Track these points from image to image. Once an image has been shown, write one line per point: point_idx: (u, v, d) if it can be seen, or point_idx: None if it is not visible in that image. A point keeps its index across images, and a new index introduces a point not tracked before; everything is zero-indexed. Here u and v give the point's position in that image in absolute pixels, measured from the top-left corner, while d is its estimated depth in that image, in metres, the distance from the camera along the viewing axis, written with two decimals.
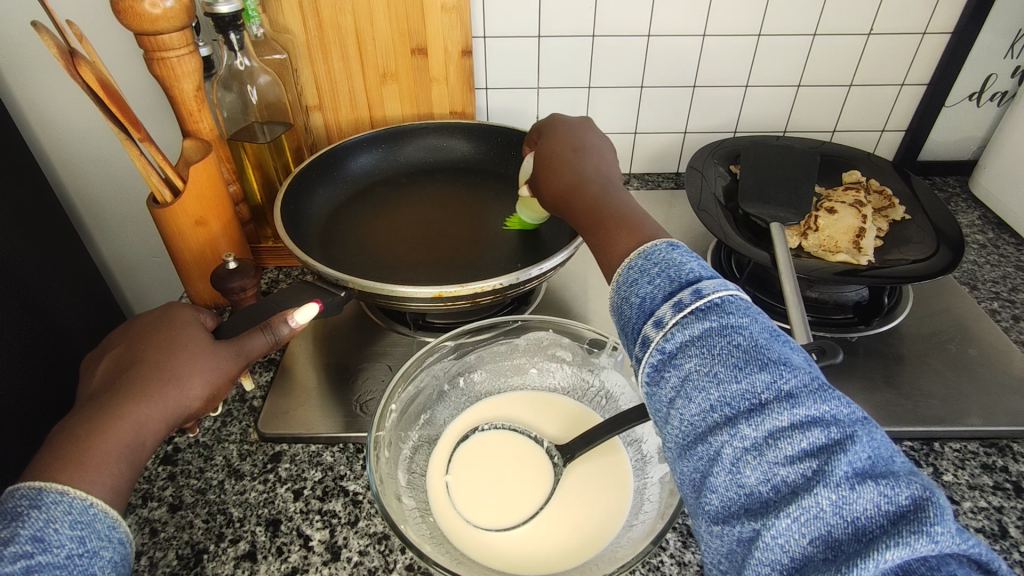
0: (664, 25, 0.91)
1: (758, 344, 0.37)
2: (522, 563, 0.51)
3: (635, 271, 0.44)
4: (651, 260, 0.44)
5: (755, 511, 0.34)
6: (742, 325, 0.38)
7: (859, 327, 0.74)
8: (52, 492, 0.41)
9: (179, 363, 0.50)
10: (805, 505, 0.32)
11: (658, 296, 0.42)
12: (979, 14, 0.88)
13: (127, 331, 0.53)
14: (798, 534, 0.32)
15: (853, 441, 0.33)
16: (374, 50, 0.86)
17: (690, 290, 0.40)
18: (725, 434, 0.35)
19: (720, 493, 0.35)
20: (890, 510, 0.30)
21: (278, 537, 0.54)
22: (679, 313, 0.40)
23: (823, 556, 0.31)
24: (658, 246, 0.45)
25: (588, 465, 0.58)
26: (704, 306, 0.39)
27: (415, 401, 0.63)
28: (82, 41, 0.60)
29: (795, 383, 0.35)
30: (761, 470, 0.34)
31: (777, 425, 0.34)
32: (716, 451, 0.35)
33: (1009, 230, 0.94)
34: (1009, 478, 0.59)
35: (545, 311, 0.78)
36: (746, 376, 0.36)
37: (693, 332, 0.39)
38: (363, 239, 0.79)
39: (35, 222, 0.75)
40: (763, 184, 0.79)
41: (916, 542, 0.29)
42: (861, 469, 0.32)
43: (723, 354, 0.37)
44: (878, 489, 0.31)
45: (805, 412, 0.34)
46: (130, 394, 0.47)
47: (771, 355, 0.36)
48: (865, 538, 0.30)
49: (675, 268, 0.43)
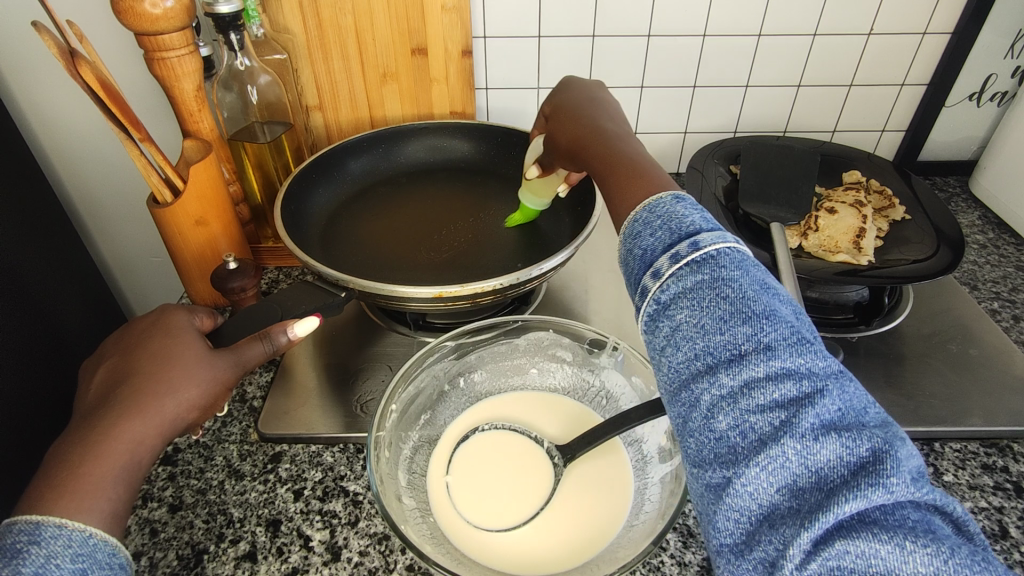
0: (664, 25, 0.91)
1: (744, 296, 0.37)
2: (522, 564, 0.51)
3: (639, 224, 0.44)
4: (656, 212, 0.43)
5: (726, 458, 0.34)
6: (733, 278, 0.37)
7: (859, 327, 0.74)
8: (50, 526, 0.40)
9: (175, 374, 0.50)
10: (773, 454, 0.32)
11: (658, 248, 0.41)
12: (979, 14, 0.88)
13: (120, 341, 0.53)
14: (766, 482, 0.32)
15: (822, 394, 0.33)
16: (374, 50, 0.86)
17: (688, 242, 0.40)
18: (706, 382, 0.35)
19: (698, 438, 0.35)
20: (851, 461, 0.31)
21: (278, 537, 0.54)
22: (675, 264, 0.39)
23: (788, 505, 0.31)
24: (664, 199, 0.44)
25: (589, 466, 0.58)
26: (700, 257, 0.39)
27: (416, 401, 0.63)
28: (82, 42, 0.60)
29: (774, 336, 0.35)
30: (735, 417, 0.34)
31: (753, 376, 0.34)
32: (698, 398, 0.36)
33: (1010, 230, 0.94)
34: (1009, 478, 0.59)
35: (546, 311, 0.79)
36: (730, 328, 0.36)
37: (686, 284, 0.38)
38: (363, 238, 0.79)
39: (35, 222, 0.75)
40: (763, 184, 0.79)
41: (873, 494, 0.30)
42: (829, 421, 0.32)
43: (710, 306, 0.37)
44: (840, 441, 0.31)
45: (781, 364, 0.34)
46: (124, 411, 0.47)
47: (756, 309, 0.36)
48: (826, 488, 0.31)
49: (678, 221, 0.42)
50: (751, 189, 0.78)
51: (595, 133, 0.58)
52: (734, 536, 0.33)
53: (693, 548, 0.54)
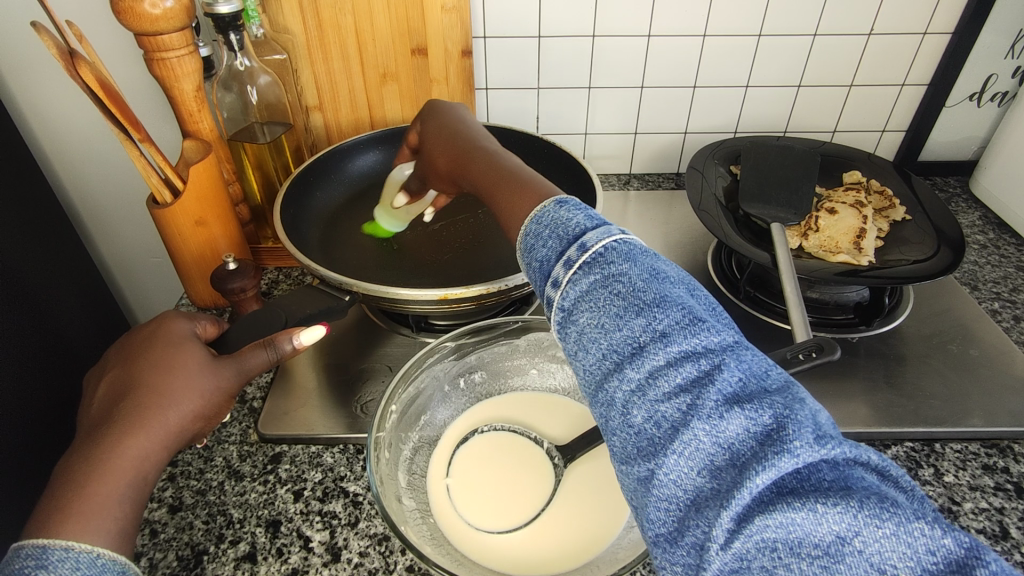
0: (664, 25, 0.91)
1: (635, 288, 0.36)
2: (523, 565, 0.51)
3: (531, 238, 0.44)
4: (542, 223, 0.44)
5: (646, 450, 0.33)
6: (623, 272, 0.37)
7: (860, 327, 0.74)
8: (56, 549, 0.40)
9: (176, 385, 0.50)
10: (685, 439, 0.31)
11: (552, 257, 0.41)
12: (979, 15, 0.88)
13: (121, 351, 0.53)
14: (685, 467, 0.31)
15: (720, 369, 0.32)
16: (374, 50, 0.86)
17: (576, 246, 0.40)
18: (616, 379, 0.35)
19: (619, 437, 0.34)
20: (757, 432, 0.29)
21: (278, 538, 0.54)
22: (569, 270, 0.39)
23: (710, 486, 0.30)
24: (547, 207, 0.45)
25: (589, 467, 0.58)
26: (590, 259, 0.39)
27: (416, 401, 0.63)
28: (81, 41, 0.60)
29: (669, 322, 0.35)
30: (646, 408, 0.33)
31: (654, 365, 0.34)
32: (611, 396, 0.35)
33: (1010, 230, 0.94)
34: (1010, 478, 0.59)
35: (545, 312, 0.79)
36: (626, 322, 0.35)
37: (581, 288, 0.38)
38: (362, 239, 0.79)
39: (35, 221, 0.75)
40: (763, 184, 0.80)
41: (780, 461, 0.28)
42: (731, 395, 0.31)
43: (607, 305, 0.37)
44: (743, 413, 0.30)
45: (678, 348, 0.33)
46: (127, 426, 0.46)
47: (649, 298, 0.36)
48: (738, 463, 0.29)
49: (564, 227, 0.42)
50: (751, 189, 0.78)
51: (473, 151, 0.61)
52: (666, 527, 0.32)
53: None
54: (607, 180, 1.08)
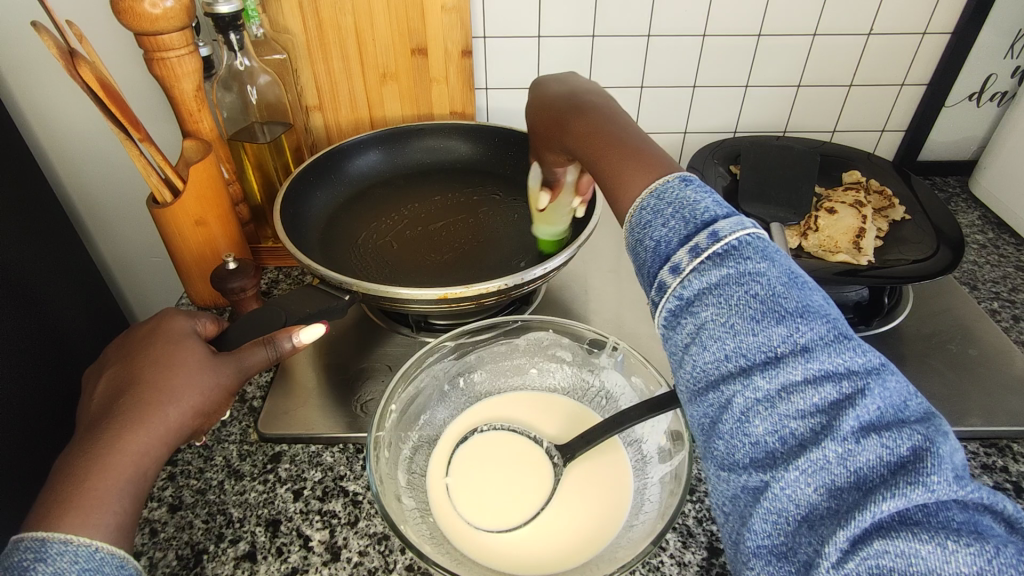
0: (664, 25, 0.91)
1: (774, 293, 0.36)
2: (522, 564, 0.51)
3: (647, 212, 0.42)
4: (665, 198, 0.42)
5: (762, 462, 0.34)
6: (760, 271, 0.37)
7: (859, 327, 0.74)
8: (55, 543, 0.40)
9: (177, 382, 0.50)
10: (813, 457, 0.32)
11: (673, 240, 0.40)
12: (979, 15, 0.88)
13: (121, 349, 0.53)
14: (805, 485, 0.32)
15: (863, 394, 0.33)
16: (374, 50, 0.86)
17: (706, 234, 0.39)
18: (738, 384, 0.35)
19: (727, 441, 0.35)
20: (892, 462, 0.31)
21: (278, 537, 0.54)
22: (695, 258, 0.39)
23: (826, 505, 0.32)
24: (670, 181, 0.43)
25: (587, 466, 0.58)
26: (722, 251, 0.38)
27: (416, 401, 0.63)
28: (81, 41, 0.60)
29: (811, 336, 0.35)
30: (771, 421, 0.34)
31: (790, 379, 0.34)
32: (728, 400, 0.36)
33: (1010, 230, 0.94)
34: (1009, 478, 0.59)
35: (546, 312, 0.79)
36: (763, 329, 0.35)
37: (710, 279, 0.38)
38: (363, 240, 0.79)
39: (36, 221, 0.75)
40: (763, 184, 0.81)
41: (912, 492, 0.30)
42: (869, 422, 0.32)
43: (742, 306, 0.36)
44: (880, 442, 0.32)
45: (820, 366, 0.34)
46: (127, 423, 0.46)
47: (789, 307, 0.36)
48: (864, 488, 0.31)
49: (690, 207, 0.41)
50: (751, 188, 0.80)
51: (586, 111, 0.57)
52: (770, 540, 0.33)
53: (693, 547, 0.54)
54: None
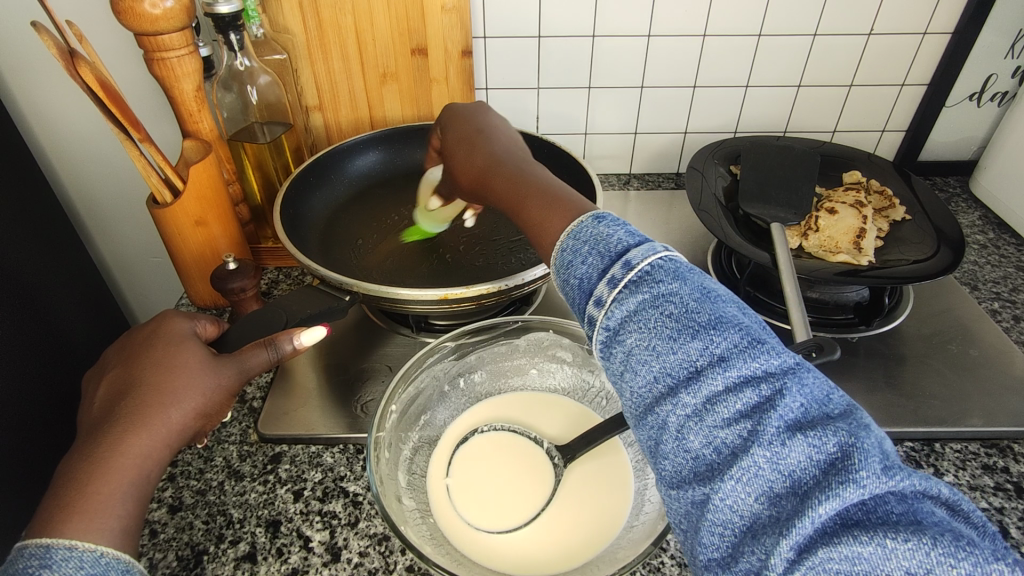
0: (664, 25, 0.91)
1: (689, 309, 0.36)
2: (523, 565, 0.51)
3: (567, 252, 0.43)
4: (580, 238, 0.43)
5: (702, 475, 0.33)
6: (674, 291, 0.37)
7: (859, 327, 0.74)
8: (60, 548, 0.40)
9: (177, 384, 0.50)
10: (745, 465, 0.32)
11: (593, 275, 0.41)
12: (980, 14, 0.88)
13: (122, 351, 0.53)
14: (743, 493, 0.32)
15: (782, 395, 0.32)
16: (374, 50, 0.86)
17: (621, 264, 0.40)
18: (669, 404, 0.35)
19: (670, 459, 0.35)
20: (820, 461, 0.30)
21: (278, 538, 0.54)
22: (614, 289, 0.39)
23: (768, 513, 0.31)
24: (584, 221, 0.44)
25: (588, 466, 0.58)
26: (636, 277, 0.38)
27: (416, 401, 0.63)
28: (82, 41, 0.60)
29: (727, 345, 0.35)
30: (703, 434, 0.33)
31: (713, 390, 0.34)
32: (663, 420, 0.35)
33: (1010, 230, 0.94)
34: (1010, 479, 0.59)
35: (545, 312, 0.79)
36: (681, 345, 0.35)
37: (629, 307, 0.38)
38: (361, 240, 0.79)
39: (36, 221, 0.75)
40: (764, 184, 0.79)
41: (844, 492, 0.29)
42: (793, 422, 0.32)
43: (660, 326, 0.37)
44: (806, 441, 0.31)
45: (738, 373, 0.34)
46: (129, 425, 0.46)
47: (704, 319, 0.36)
48: (800, 491, 0.30)
49: (604, 242, 0.42)
50: (751, 189, 0.78)
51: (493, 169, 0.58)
52: (720, 552, 0.33)
53: None
54: (607, 180, 1.08)
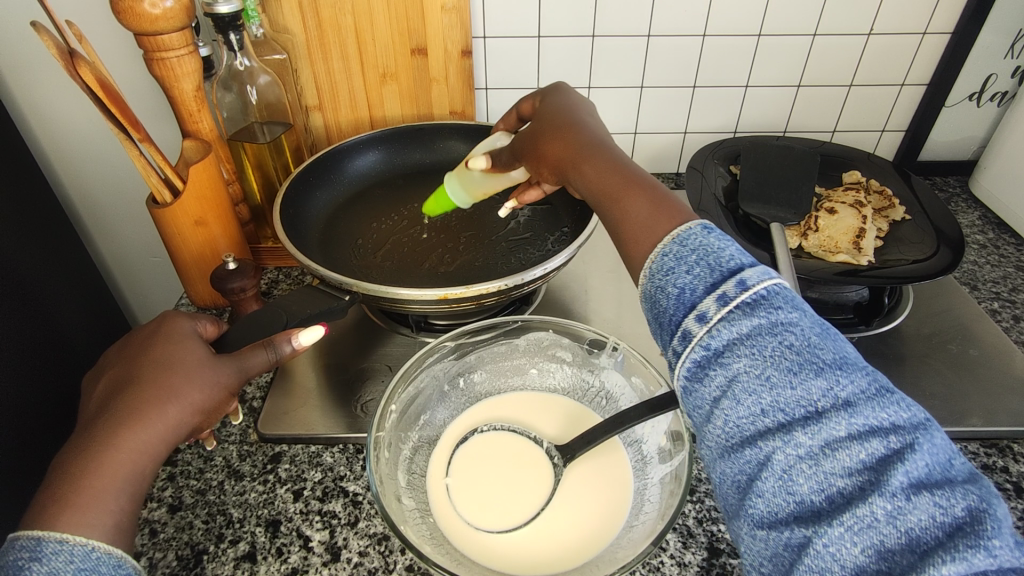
0: (664, 25, 0.91)
1: (810, 345, 0.37)
2: (523, 564, 0.51)
3: (670, 259, 0.43)
4: (688, 245, 0.43)
5: (806, 518, 0.34)
6: (793, 322, 0.38)
7: (859, 327, 0.74)
8: (51, 541, 0.41)
9: (178, 380, 0.50)
10: (861, 514, 0.33)
11: (699, 288, 0.40)
12: (979, 14, 0.88)
13: (123, 348, 0.53)
14: (851, 543, 0.33)
15: (912, 449, 0.33)
16: (374, 50, 0.86)
17: (734, 282, 0.39)
18: (778, 440, 0.36)
19: (766, 498, 0.36)
20: (946, 522, 0.32)
21: (278, 538, 0.54)
22: (724, 307, 0.39)
23: (877, 567, 0.32)
24: (693, 229, 0.43)
25: (587, 466, 0.58)
26: (750, 300, 0.38)
27: (415, 401, 0.63)
28: (81, 41, 0.60)
29: (851, 390, 0.35)
30: (816, 478, 0.34)
31: (834, 435, 0.34)
32: (767, 456, 0.36)
33: (1010, 230, 0.94)
34: (1009, 478, 0.59)
35: (545, 312, 0.79)
36: (802, 381, 0.36)
37: (741, 330, 0.38)
38: (362, 240, 0.79)
39: (37, 221, 0.75)
40: (763, 184, 0.80)
41: (973, 556, 0.30)
42: (918, 479, 0.33)
43: (777, 357, 0.37)
44: (933, 501, 0.32)
45: (864, 421, 0.34)
46: (127, 420, 0.46)
47: (827, 359, 0.36)
48: (919, 549, 0.31)
49: (715, 255, 0.41)
50: (751, 188, 0.79)
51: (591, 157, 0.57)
52: None
53: (693, 548, 0.54)
54: None
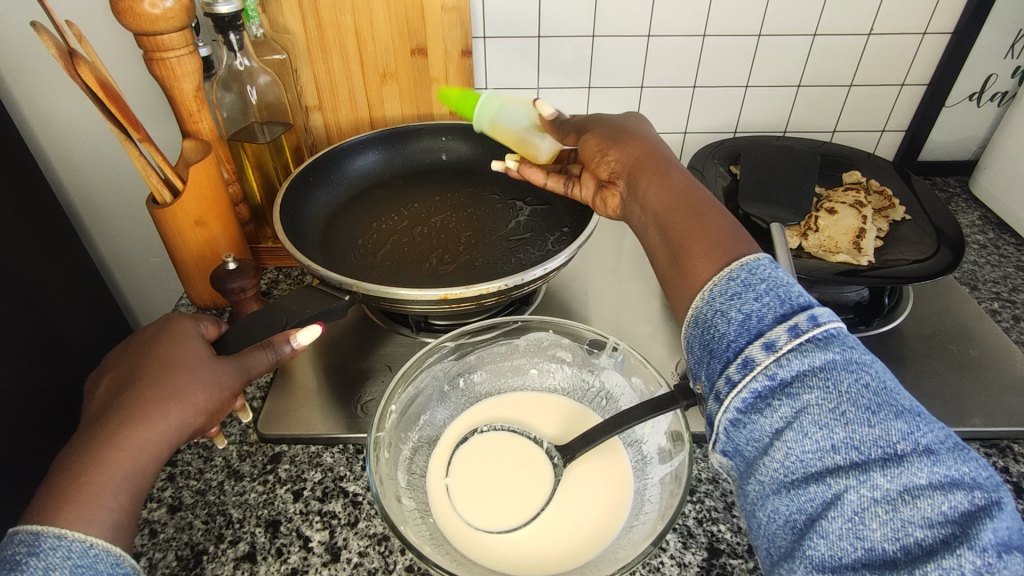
0: (664, 25, 0.91)
1: (887, 389, 0.38)
2: (523, 564, 0.51)
3: (738, 284, 0.43)
4: (757, 273, 0.43)
5: (878, 564, 0.35)
6: (868, 364, 0.38)
7: (860, 327, 0.74)
8: (49, 536, 0.41)
9: (180, 380, 0.49)
10: (944, 566, 0.33)
11: (768, 316, 0.41)
12: (980, 14, 0.88)
13: (127, 349, 0.53)
14: None
15: (993, 507, 0.34)
16: (374, 50, 0.86)
17: (806, 316, 0.40)
18: (853, 479, 0.36)
19: (831, 538, 0.36)
20: None
21: (278, 538, 0.54)
22: (795, 338, 0.39)
23: None
24: (761, 260, 0.44)
25: (588, 466, 0.58)
26: (823, 335, 0.39)
27: (415, 401, 0.63)
28: (82, 41, 0.60)
29: (931, 438, 0.36)
30: (892, 524, 0.35)
31: (914, 481, 0.35)
32: (838, 495, 0.36)
33: (1010, 230, 0.94)
34: (1010, 478, 0.59)
35: (545, 312, 0.79)
36: (883, 424, 0.36)
37: (816, 362, 0.38)
38: (361, 240, 0.79)
39: (37, 221, 0.75)
40: (764, 184, 0.79)
41: None
42: (1001, 537, 0.33)
43: (855, 394, 0.37)
44: (1016, 561, 0.33)
45: (944, 471, 0.35)
46: (128, 419, 0.46)
47: (905, 405, 0.37)
48: None
49: (784, 288, 0.42)
50: (751, 189, 0.78)
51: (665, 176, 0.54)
52: None
53: (693, 548, 0.54)
54: None
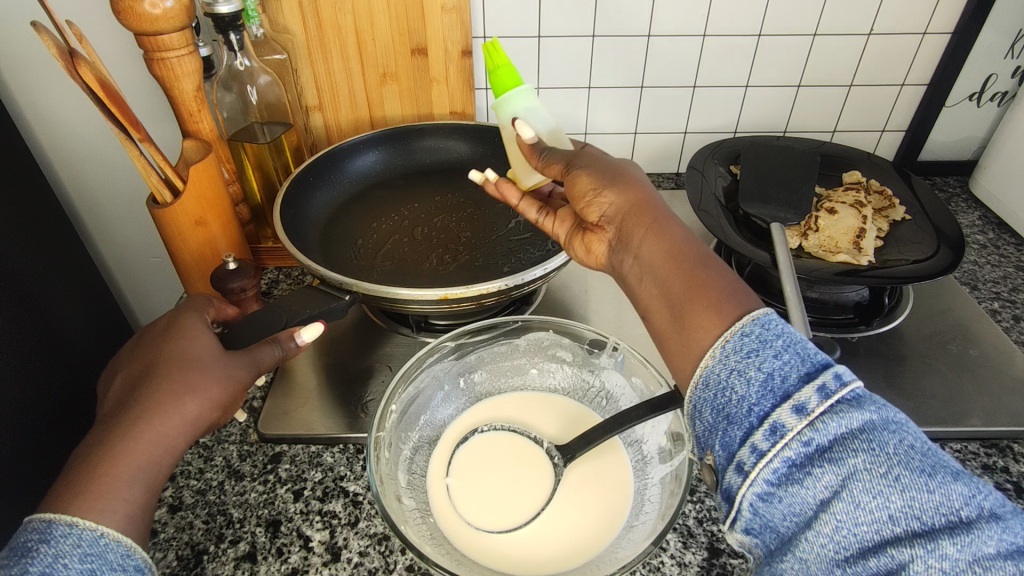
0: (664, 25, 0.91)
1: (929, 450, 0.37)
2: (523, 564, 0.51)
3: (754, 342, 0.41)
4: (770, 329, 0.41)
5: None
6: (904, 425, 0.38)
7: (860, 327, 0.74)
8: (62, 524, 0.40)
9: (191, 375, 0.50)
10: None
11: (792, 375, 0.39)
12: (980, 14, 0.88)
13: (135, 347, 0.54)
14: None
15: None
16: (374, 50, 0.86)
17: (832, 374, 0.39)
18: (918, 549, 0.34)
19: None
20: None
21: (278, 538, 0.54)
22: (826, 399, 0.38)
23: None
24: (771, 315, 0.42)
25: (588, 465, 0.58)
26: (852, 395, 0.38)
27: (415, 401, 0.63)
28: (82, 41, 0.59)
29: (989, 500, 0.35)
30: None
31: (984, 549, 0.34)
32: (904, 566, 0.34)
33: (1010, 230, 0.94)
34: (1010, 478, 0.59)
35: (545, 312, 0.79)
36: (942, 488, 0.35)
37: (855, 425, 0.37)
38: (360, 241, 0.79)
39: (38, 221, 0.75)
40: (763, 184, 0.79)
41: None
42: None
43: (903, 458, 0.36)
44: None
45: (1009, 535, 0.34)
46: (141, 414, 0.47)
47: (952, 465, 0.36)
48: None
49: (800, 345, 0.41)
50: (751, 188, 0.78)
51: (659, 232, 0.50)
52: None
53: (693, 548, 0.54)
54: None
